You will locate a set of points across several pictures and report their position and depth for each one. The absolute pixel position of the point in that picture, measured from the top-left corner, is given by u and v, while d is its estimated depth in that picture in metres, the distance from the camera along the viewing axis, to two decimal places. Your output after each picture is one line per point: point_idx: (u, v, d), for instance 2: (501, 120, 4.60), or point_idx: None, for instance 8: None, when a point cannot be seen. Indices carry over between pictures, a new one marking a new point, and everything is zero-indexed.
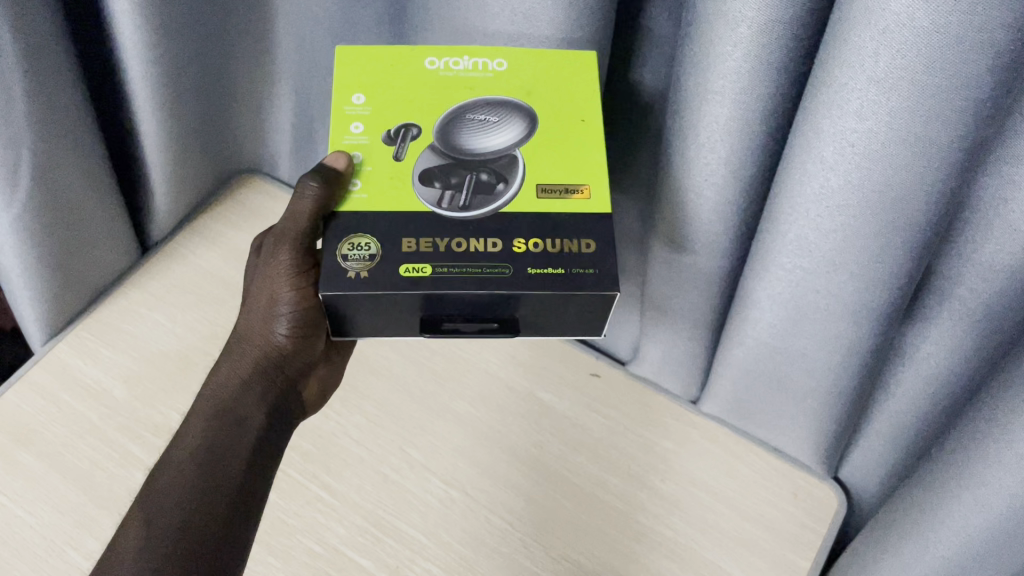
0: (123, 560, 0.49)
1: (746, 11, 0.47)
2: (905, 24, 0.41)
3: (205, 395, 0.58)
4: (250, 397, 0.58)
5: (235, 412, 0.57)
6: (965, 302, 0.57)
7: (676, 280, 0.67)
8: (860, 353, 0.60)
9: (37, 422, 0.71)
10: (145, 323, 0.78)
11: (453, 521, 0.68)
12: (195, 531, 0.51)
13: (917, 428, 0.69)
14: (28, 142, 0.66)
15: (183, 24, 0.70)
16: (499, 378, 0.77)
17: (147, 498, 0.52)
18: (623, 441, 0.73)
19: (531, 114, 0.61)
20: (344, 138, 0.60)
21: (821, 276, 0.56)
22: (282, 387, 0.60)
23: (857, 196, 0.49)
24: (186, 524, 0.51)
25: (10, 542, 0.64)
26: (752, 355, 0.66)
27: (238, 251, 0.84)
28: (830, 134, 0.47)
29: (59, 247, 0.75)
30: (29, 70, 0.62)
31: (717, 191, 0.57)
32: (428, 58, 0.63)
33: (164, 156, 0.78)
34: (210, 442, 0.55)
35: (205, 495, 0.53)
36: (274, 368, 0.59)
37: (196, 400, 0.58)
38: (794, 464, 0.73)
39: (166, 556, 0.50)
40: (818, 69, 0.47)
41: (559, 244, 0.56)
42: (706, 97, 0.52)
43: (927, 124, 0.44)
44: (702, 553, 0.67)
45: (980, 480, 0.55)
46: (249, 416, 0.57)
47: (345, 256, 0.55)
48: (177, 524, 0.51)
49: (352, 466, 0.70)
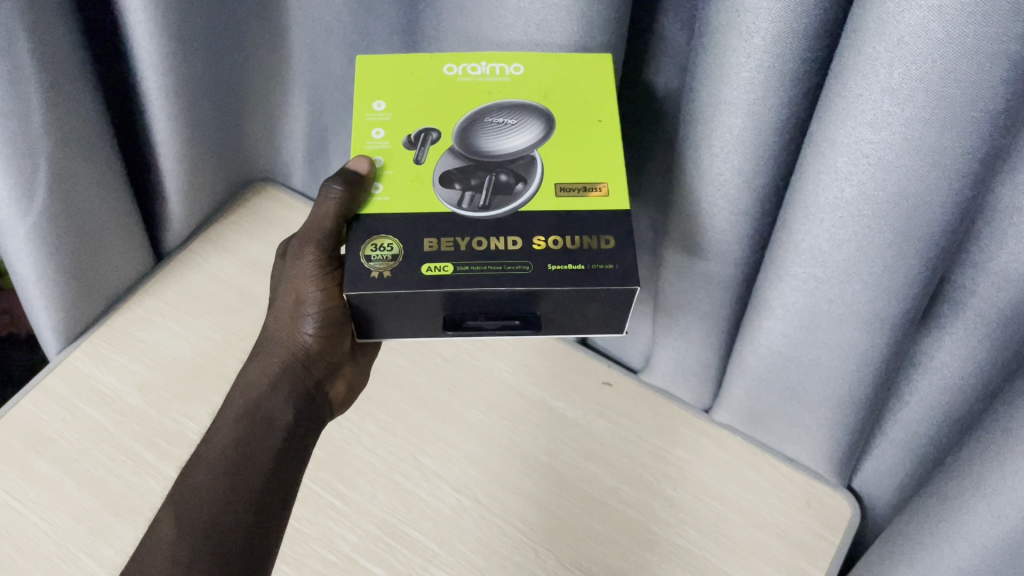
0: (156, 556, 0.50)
1: (760, 23, 0.47)
2: (919, 35, 0.41)
3: (234, 395, 0.58)
4: (278, 397, 0.58)
5: (263, 411, 0.57)
6: (980, 311, 0.57)
7: (689, 288, 0.67)
8: (874, 362, 0.60)
9: (51, 429, 0.71)
10: (159, 330, 0.79)
11: (466, 529, 0.68)
12: (223, 526, 0.52)
13: (932, 436, 0.69)
14: (45, 151, 0.66)
15: (199, 34, 0.71)
16: (511, 385, 0.77)
17: (176, 499, 0.53)
18: (636, 450, 0.73)
19: (548, 116, 0.62)
20: (366, 144, 0.61)
21: (834, 286, 0.56)
22: (309, 387, 0.60)
23: (871, 207, 0.50)
24: (215, 521, 0.52)
25: (24, 548, 0.64)
26: (765, 363, 0.66)
27: (251, 259, 0.85)
28: (844, 145, 0.48)
29: (75, 255, 0.75)
30: (46, 81, 0.63)
31: (731, 200, 0.58)
32: (446, 64, 0.64)
33: (178, 165, 0.78)
34: (238, 441, 0.55)
35: (234, 494, 0.53)
36: (302, 367, 0.59)
37: (224, 402, 0.58)
38: (806, 472, 0.73)
39: (195, 553, 0.50)
40: (832, 80, 0.47)
41: (578, 240, 0.56)
42: (719, 108, 0.53)
43: (941, 135, 0.44)
44: (714, 562, 0.67)
45: (995, 490, 0.55)
46: (277, 414, 0.57)
47: (368, 256, 0.55)
48: (207, 521, 0.52)
49: (364, 473, 0.70)
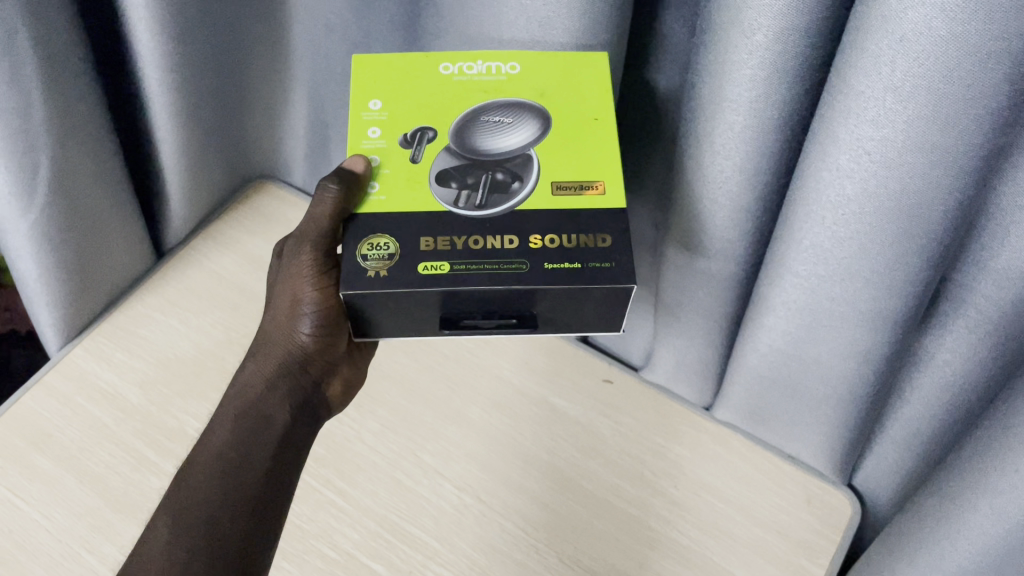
0: (155, 555, 0.50)
1: (763, 20, 0.47)
2: (921, 32, 0.41)
3: (231, 394, 0.58)
4: (275, 396, 0.58)
5: (260, 411, 0.57)
6: (981, 310, 0.57)
7: (690, 286, 0.67)
8: (876, 360, 0.60)
9: (52, 426, 0.71)
10: (159, 327, 0.79)
11: (467, 526, 0.68)
12: (221, 526, 0.52)
13: (932, 434, 0.69)
14: (46, 148, 0.66)
15: (200, 30, 0.70)
16: (512, 383, 0.77)
17: (173, 499, 0.53)
18: (637, 448, 0.73)
19: (544, 115, 0.61)
20: (362, 143, 0.61)
21: (836, 283, 0.56)
22: (306, 387, 0.60)
23: (873, 205, 0.49)
24: (213, 521, 0.52)
25: (25, 545, 0.64)
26: (766, 361, 0.66)
27: (252, 256, 0.85)
28: (846, 143, 0.48)
29: (75, 251, 0.75)
30: (46, 77, 0.63)
31: (732, 198, 0.58)
32: (442, 63, 0.64)
33: (179, 161, 0.78)
34: (235, 441, 0.55)
35: (231, 493, 0.53)
36: (299, 367, 0.59)
37: (221, 401, 0.58)
38: (807, 470, 0.73)
39: (193, 552, 0.50)
40: (835, 77, 0.47)
41: (575, 239, 0.56)
42: (722, 105, 0.53)
43: (943, 132, 0.44)
44: (715, 559, 0.67)
45: (996, 488, 0.55)
46: (275, 414, 0.57)
47: (365, 256, 0.55)
48: (204, 521, 0.52)
49: (365, 470, 0.71)
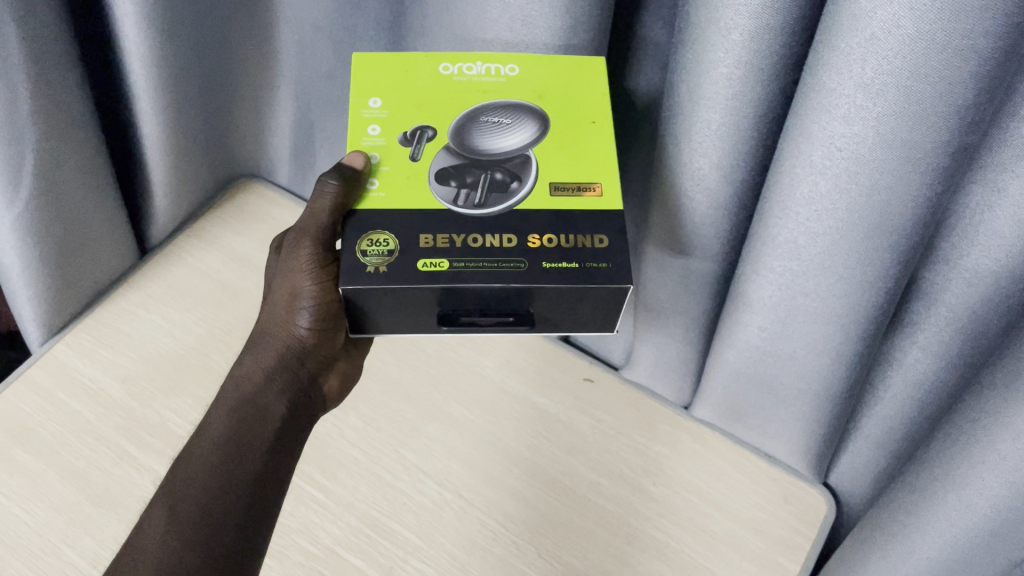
0: (148, 547, 0.50)
1: (739, 19, 0.48)
2: (890, 31, 0.43)
3: (228, 387, 0.58)
4: (273, 389, 0.58)
5: (257, 404, 0.57)
6: (952, 308, 0.58)
7: (670, 284, 0.68)
8: (849, 356, 0.62)
9: (33, 421, 0.71)
10: (143, 324, 0.79)
11: (447, 522, 0.68)
12: (216, 517, 0.52)
13: (905, 433, 0.71)
14: (32, 141, 0.67)
15: (187, 26, 0.71)
16: (494, 380, 0.78)
17: (168, 489, 0.53)
18: (616, 445, 0.74)
19: (543, 117, 0.62)
20: (361, 140, 0.61)
21: (810, 279, 0.57)
22: (303, 380, 0.60)
23: (846, 200, 0.51)
24: (208, 512, 0.52)
25: (5, 539, 0.64)
26: (743, 358, 0.68)
27: (236, 253, 0.85)
28: (819, 139, 0.49)
29: (60, 246, 0.75)
30: (32, 70, 0.63)
31: (709, 195, 0.59)
32: (442, 63, 0.65)
33: (165, 157, 0.79)
34: (232, 433, 0.55)
35: (226, 485, 0.53)
36: (297, 360, 0.59)
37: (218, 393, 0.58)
38: (784, 468, 0.74)
39: (188, 542, 0.50)
40: (807, 76, 0.49)
41: (573, 239, 0.57)
42: (699, 103, 0.54)
43: (912, 129, 0.46)
44: (693, 555, 0.68)
45: (965, 481, 0.56)
46: (272, 406, 0.57)
47: (364, 251, 0.56)
48: (199, 512, 0.52)
49: (347, 466, 0.71)
